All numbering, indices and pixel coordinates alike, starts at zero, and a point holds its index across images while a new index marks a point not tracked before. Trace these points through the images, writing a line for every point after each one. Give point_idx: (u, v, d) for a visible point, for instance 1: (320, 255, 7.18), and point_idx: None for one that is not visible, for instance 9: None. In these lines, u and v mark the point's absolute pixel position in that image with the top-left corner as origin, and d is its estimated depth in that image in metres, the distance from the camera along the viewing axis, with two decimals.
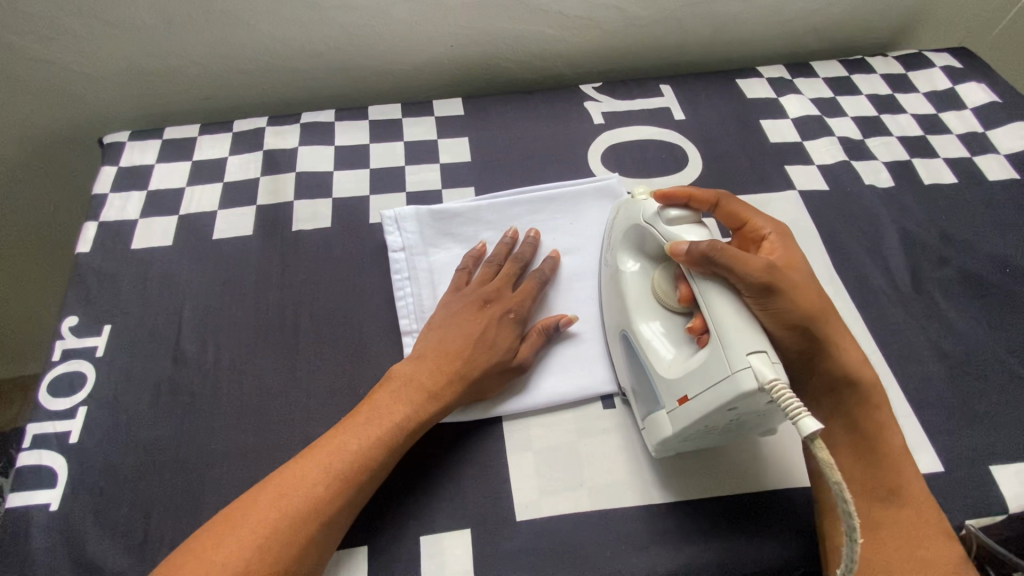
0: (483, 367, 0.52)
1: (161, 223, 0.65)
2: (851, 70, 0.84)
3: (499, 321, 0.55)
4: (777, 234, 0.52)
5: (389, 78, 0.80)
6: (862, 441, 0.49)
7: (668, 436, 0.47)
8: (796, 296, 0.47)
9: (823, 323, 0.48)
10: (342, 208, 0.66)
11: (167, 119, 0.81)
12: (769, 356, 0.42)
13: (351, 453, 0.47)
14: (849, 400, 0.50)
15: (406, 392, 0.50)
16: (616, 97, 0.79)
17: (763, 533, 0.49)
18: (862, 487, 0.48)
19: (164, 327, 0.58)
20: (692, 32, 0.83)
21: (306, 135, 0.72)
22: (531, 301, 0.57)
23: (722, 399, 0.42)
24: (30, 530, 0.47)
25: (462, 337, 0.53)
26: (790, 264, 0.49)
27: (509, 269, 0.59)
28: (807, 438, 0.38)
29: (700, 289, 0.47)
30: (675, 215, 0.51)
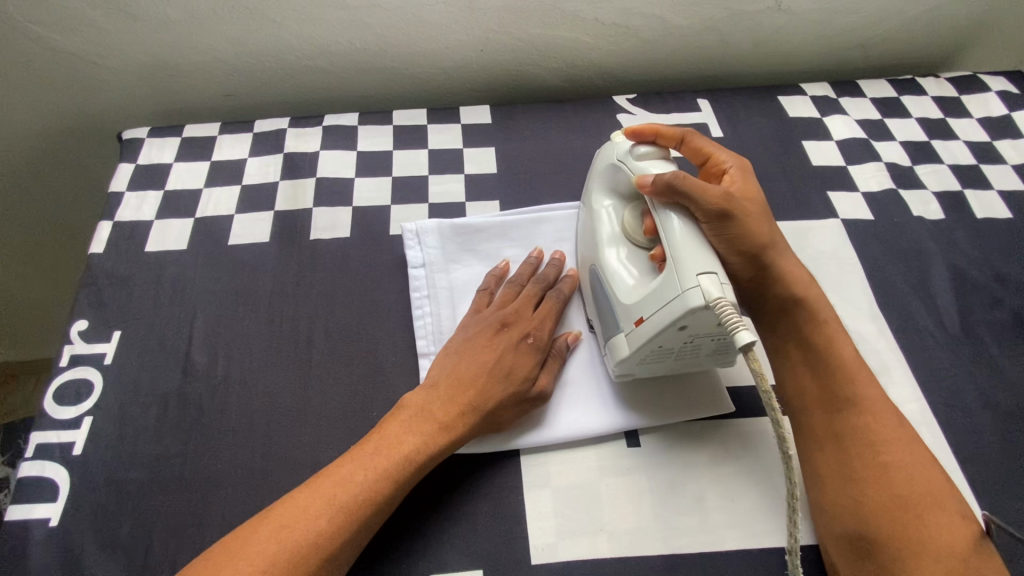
0: (498, 398, 0.49)
1: (177, 225, 0.63)
2: (900, 91, 0.80)
3: (516, 347, 0.52)
4: (739, 167, 0.54)
5: (416, 82, 0.78)
6: (814, 359, 0.50)
7: (624, 357, 0.48)
8: (745, 224, 0.49)
9: (772, 249, 0.51)
10: (362, 218, 0.64)
11: (187, 115, 0.79)
12: (718, 278, 0.43)
13: (357, 484, 0.44)
14: (800, 319, 0.52)
15: (418, 422, 0.48)
16: (650, 110, 0.75)
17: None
18: (820, 399, 0.49)
19: (174, 334, 0.56)
20: (734, 44, 0.79)
21: (329, 139, 0.70)
22: (553, 324, 0.55)
23: (672, 316, 0.43)
24: (28, 545, 0.46)
25: (477, 363, 0.50)
26: (746, 195, 0.52)
27: (531, 291, 0.56)
28: (743, 350, 0.41)
29: (660, 215, 0.48)
30: (645, 151, 0.52)
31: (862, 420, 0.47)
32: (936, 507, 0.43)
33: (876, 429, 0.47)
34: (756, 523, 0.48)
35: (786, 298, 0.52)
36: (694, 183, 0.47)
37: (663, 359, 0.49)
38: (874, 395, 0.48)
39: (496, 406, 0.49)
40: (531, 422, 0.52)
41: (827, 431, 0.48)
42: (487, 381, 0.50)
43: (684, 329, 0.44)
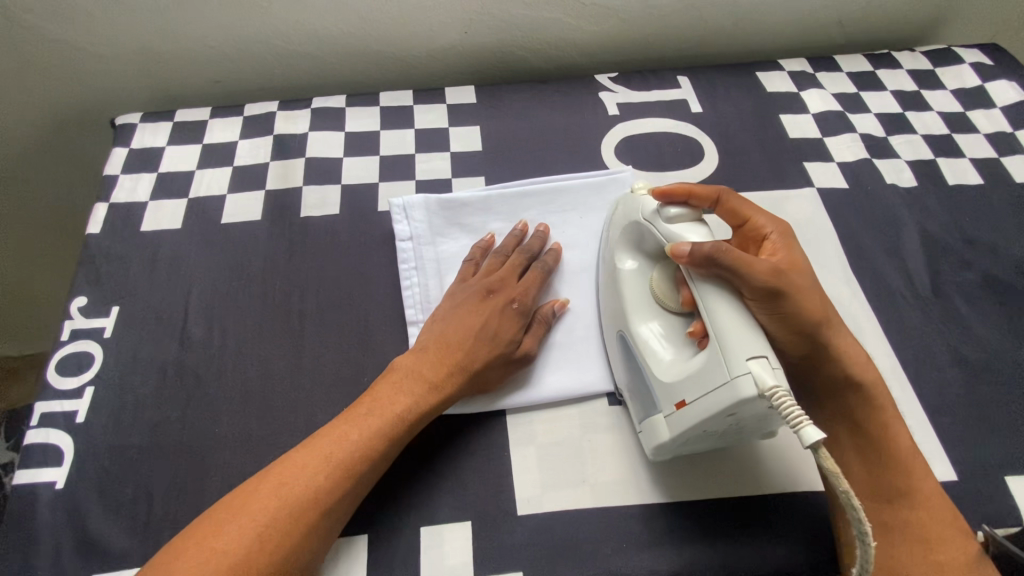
0: (484, 360, 0.51)
1: (171, 206, 0.65)
2: (876, 65, 0.82)
3: (501, 311, 0.54)
4: (779, 233, 0.51)
5: (402, 65, 0.79)
6: (863, 440, 0.49)
7: (665, 441, 0.47)
8: (796, 307, 0.46)
9: (827, 326, 0.48)
10: (351, 195, 0.66)
11: (177, 101, 0.81)
12: (769, 362, 0.41)
13: (351, 442, 0.46)
14: (851, 398, 0.49)
15: (409, 384, 0.50)
16: (631, 87, 0.77)
17: (769, 538, 0.48)
18: (870, 487, 0.48)
19: (171, 309, 0.58)
20: (714, 22, 0.80)
21: (317, 120, 0.71)
22: (537, 290, 0.57)
23: (721, 405, 0.41)
24: (36, 506, 0.48)
25: (464, 328, 0.52)
26: (793, 266, 0.48)
27: (516, 260, 0.58)
28: (811, 447, 0.38)
29: (703, 291, 0.45)
30: (675, 213, 0.50)
31: (905, 469, 0.47)
32: (952, 533, 0.45)
33: (911, 469, 0.47)
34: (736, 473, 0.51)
35: (840, 376, 0.49)
36: (739, 260, 0.44)
37: (705, 439, 0.47)
38: (897, 428, 0.48)
39: (484, 365, 0.51)
40: (517, 381, 0.55)
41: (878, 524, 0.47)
42: (477, 345, 0.52)
43: (732, 415, 0.42)
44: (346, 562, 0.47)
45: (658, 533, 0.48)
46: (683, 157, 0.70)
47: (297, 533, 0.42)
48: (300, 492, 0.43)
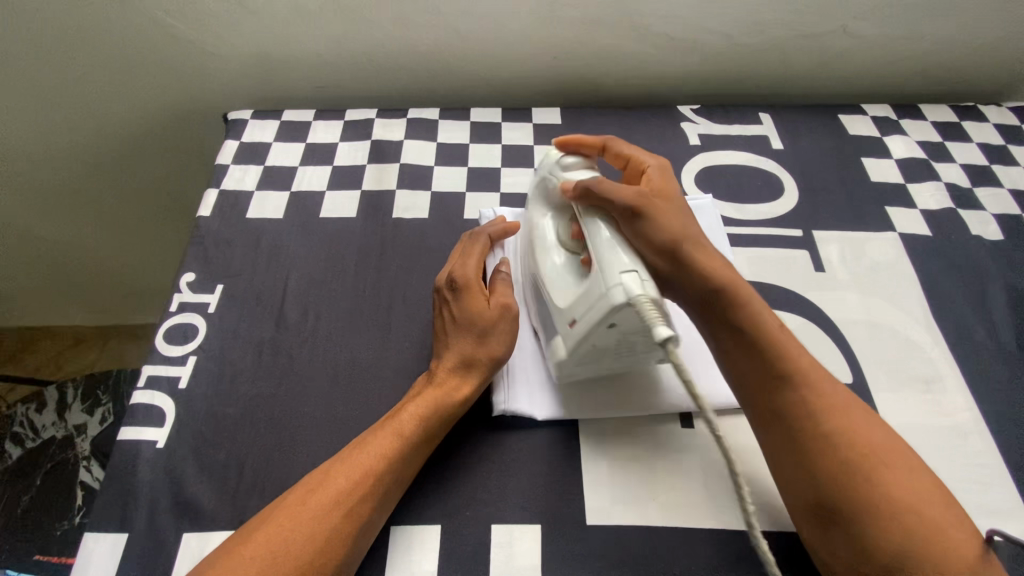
0: (465, 346, 0.53)
1: (275, 197, 0.69)
2: (962, 116, 0.82)
3: (446, 299, 0.56)
4: (656, 167, 0.56)
5: (492, 83, 0.84)
6: (759, 352, 0.47)
7: (562, 357, 0.50)
8: (653, 236, 0.49)
9: (691, 246, 0.51)
10: (440, 201, 0.69)
11: (280, 102, 0.87)
12: (640, 274, 0.44)
13: (371, 445, 0.49)
14: (731, 314, 0.49)
15: (421, 388, 0.53)
16: (712, 120, 0.79)
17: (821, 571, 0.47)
18: (775, 396, 0.46)
19: (269, 292, 0.62)
20: (798, 64, 0.82)
21: (412, 130, 0.75)
22: (474, 261, 0.57)
23: (600, 314, 0.45)
24: (138, 461, 0.51)
25: (438, 329, 0.56)
26: (663, 195, 0.53)
27: (461, 248, 0.60)
28: (664, 347, 0.41)
29: (586, 222, 0.50)
30: (568, 157, 0.55)
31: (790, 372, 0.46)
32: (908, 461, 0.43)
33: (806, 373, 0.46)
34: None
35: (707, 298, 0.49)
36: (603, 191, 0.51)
37: (599, 356, 0.51)
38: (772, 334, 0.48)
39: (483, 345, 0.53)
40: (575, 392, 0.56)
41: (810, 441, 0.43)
42: (469, 338, 0.53)
43: (613, 326, 0.46)
44: (421, 548, 0.48)
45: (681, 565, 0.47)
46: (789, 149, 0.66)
47: (364, 507, 0.46)
48: (346, 468, 0.47)
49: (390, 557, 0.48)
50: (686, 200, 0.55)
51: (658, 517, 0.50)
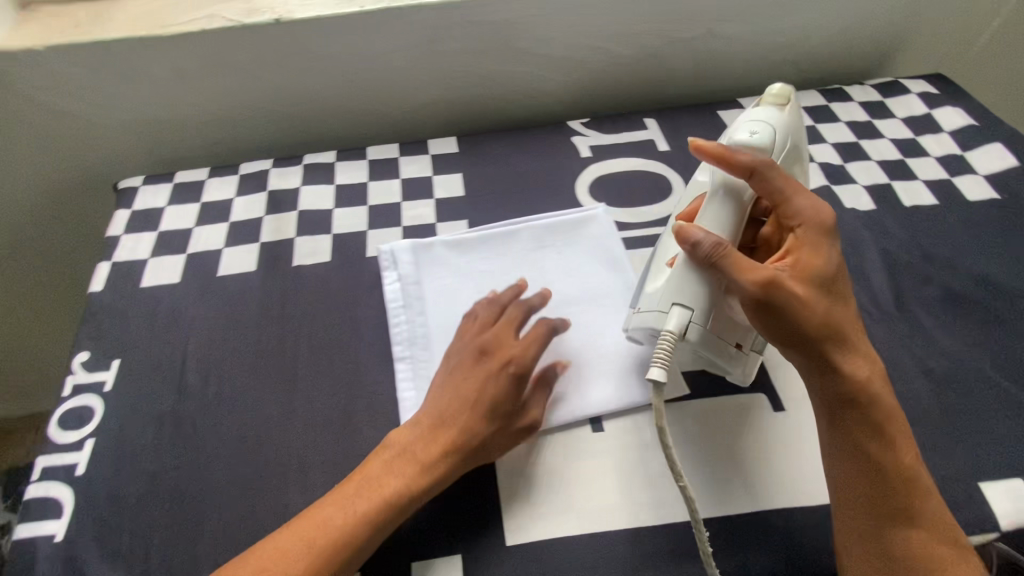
0: (479, 432, 0.50)
1: (171, 262, 0.68)
2: (830, 99, 0.88)
3: (494, 377, 0.52)
4: (807, 226, 0.49)
5: (388, 120, 0.85)
6: (862, 445, 0.46)
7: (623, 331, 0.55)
8: (807, 293, 0.46)
9: (831, 337, 0.47)
10: (341, 242, 0.69)
11: (176, 163, 0.85)
12: (693, 315, 0.48)
13: (337, 526, 0.46)
14: (857, 412, 0.47)
15: (400, 466, 0.49)
16: (602, 131, 0.82)
17: (732, 552, 0.49)
18: (864, 491, 0.46)
19: (170, 360, 0.60)
20: (675, 68, 0.87)
21: (308, 176, 0.76)
22: (537, 347, 0.54)
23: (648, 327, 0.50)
24: (34, 560, 0.49)
25: (456, 399, 0.51)
26: (805, 272, 0.47)
27: (511, 313, 0.56)
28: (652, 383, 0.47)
29: (688, 278, 0.49)
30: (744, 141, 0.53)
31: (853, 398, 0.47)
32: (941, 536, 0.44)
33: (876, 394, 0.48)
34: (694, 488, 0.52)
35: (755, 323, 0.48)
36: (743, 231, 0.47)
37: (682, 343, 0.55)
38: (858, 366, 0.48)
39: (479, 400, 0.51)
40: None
41: (875, 541, 0.45)
42: (460, 393, 0.52)
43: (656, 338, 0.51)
44: None
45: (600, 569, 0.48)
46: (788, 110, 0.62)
47: None
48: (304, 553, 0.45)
49: None
50: (840, 266, 0.49)
51: (575, 525, 0.50)
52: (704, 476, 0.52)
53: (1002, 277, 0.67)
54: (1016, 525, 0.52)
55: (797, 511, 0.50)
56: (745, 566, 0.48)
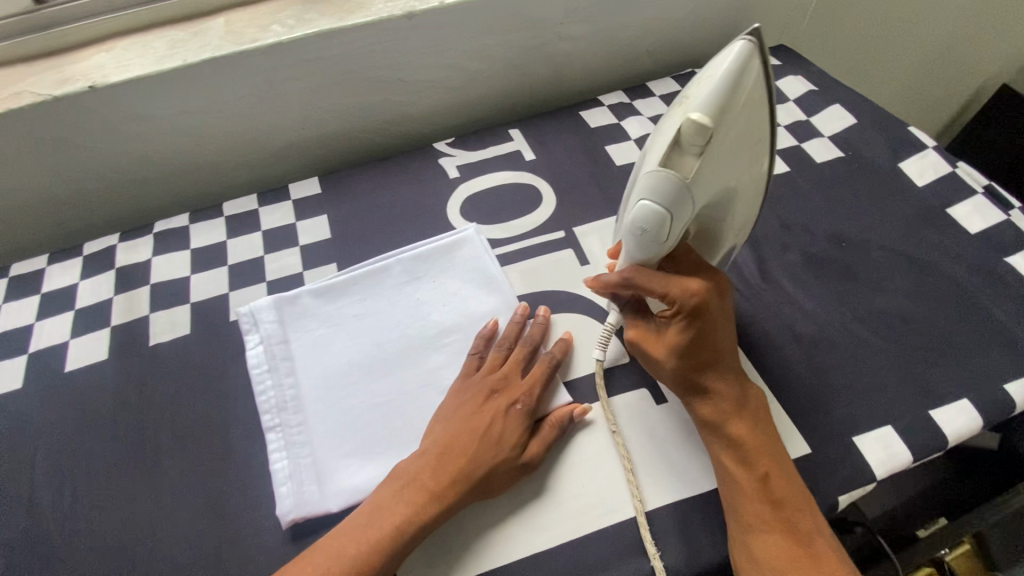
0: (487, 467, 0.49)
1: (9, 366, 0.62)
2: (684, 83, 0.91)
3: (505, 414, 0.52)
4: (674, 308, 0.51)
5: (247, 170, 0.81)
6: (733, 463, 0.50)
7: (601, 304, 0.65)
8: (675, 362, 0.52)
9: (699, 387, 0.52)
10: (201, 311, 0.65)
11: (17, 252, 0.78)
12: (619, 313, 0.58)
13: None
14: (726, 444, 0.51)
15: (387, 515, 0.47)
16: (468, 148, 0.81)
17: (629, 556, 0.49)
18: (729, 501, 0.49)
19: (15, 477, 0.55)
20: (533, 75, 0.88)
21: (160, 244, 0.71)
22: (541, 386, 0.55)
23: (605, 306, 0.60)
24: None
25: (468, 432, 0.51)
26: (669, 346, 0.52)
27: (518, 354, 0.57)
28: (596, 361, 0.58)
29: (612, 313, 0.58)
30: (653, 187, 0.47)
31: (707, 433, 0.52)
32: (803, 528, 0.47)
33: (731, 429, 0.51)
34: (587, 499, 0.52)
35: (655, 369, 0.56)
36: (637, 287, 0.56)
37: None
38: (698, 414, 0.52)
39: (501, 437, 0.51)
40: (362, 471, 0.53)
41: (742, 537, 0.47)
42: (469, 426, 0.51)
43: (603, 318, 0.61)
44: None
45: None
46: (726, 131, 0.45)
47: None
48: None
49: None
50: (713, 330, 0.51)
51: (471, 565, 0.49)
52: (597, 484, 0.53)
53: (853, 231, 0.71)
54: (889, 472, 0.53)
55: (685, 501, 0.52)
56: (644, 568, 0.49)
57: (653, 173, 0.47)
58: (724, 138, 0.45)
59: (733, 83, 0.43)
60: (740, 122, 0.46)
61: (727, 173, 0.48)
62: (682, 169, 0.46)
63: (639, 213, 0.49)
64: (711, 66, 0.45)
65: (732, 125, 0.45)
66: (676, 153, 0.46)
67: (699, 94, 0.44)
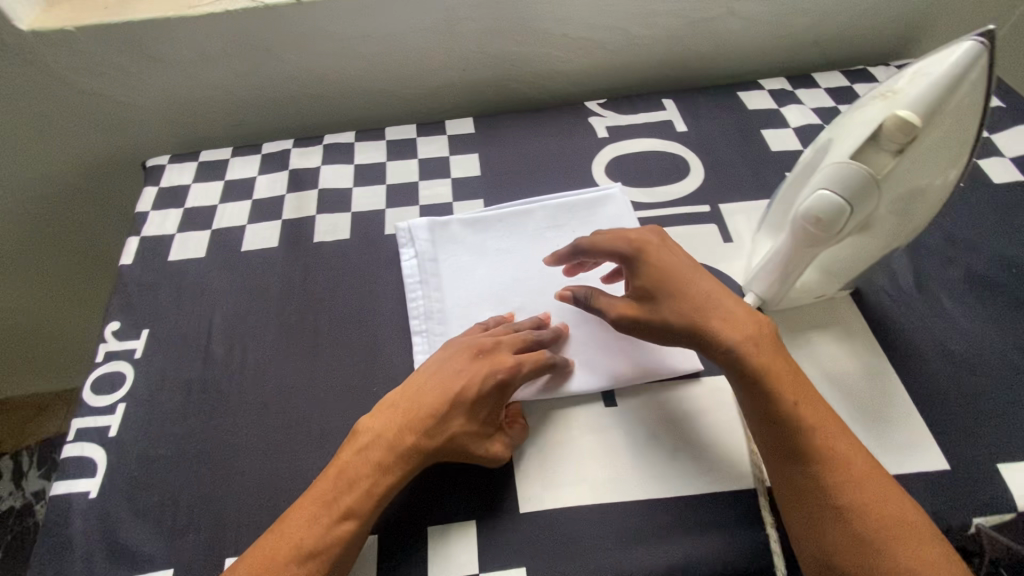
0: (452, 430, 0.48)
1: (196, 237, 0.70)
2: (852, 80, 0.86)
3: (484, 379, 0.50)
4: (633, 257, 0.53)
5: (406, 102, 0.86)
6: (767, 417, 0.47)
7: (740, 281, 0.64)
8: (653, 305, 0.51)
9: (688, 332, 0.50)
10: (360, 221, 0.70)
11: (200, 143, 0.87)
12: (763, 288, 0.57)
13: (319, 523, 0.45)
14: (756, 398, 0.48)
15: (355, 472, 0.47)
16: (619, 112, 0.82)
17: (747, 525, 0.49)
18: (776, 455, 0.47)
19: (196, 331, 0.62)
20: (695, 49, 0.86)
21: (329, 155, 0.77)
22: (530, 369, 0.53)
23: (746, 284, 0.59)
24: (70, 516, 0.51)
25: (440, 390, 0.50)
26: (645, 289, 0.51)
27: (523, 335, 0.55)
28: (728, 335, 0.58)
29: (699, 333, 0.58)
30: (834, 177, 0.45)
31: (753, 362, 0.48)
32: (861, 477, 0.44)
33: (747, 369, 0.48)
34: (709, 461, 0.52)
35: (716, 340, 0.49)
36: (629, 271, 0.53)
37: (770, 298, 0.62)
38: (784, 375, 0.48)
39: (474, 403, 0.49)
40: None
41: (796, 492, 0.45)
42: (442, 387, 0.50)
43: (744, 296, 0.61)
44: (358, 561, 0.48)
45: (614, 540, 0.48)
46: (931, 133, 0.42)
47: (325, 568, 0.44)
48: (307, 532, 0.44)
49: None
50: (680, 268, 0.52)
51: (586, 496, 0.51)
52: (721, 449, 0.52)
53: None
54: None
55: None
56: (762, 541, 0.48)
57: (837, 163, 0.45)
58: (926, 139, 0.42)
59: (951, 85, 0.41)
60: (948, 127, 0.43)
61: (919, 178, 0.44)
62: (872, 167, 0.44)
63: (814, 201, 0.46)
64: (928, 63, 0.43)
65: (940, 129, 0.42)
66: (870, 147, 0.43)
67: (912, 90, 0.42)
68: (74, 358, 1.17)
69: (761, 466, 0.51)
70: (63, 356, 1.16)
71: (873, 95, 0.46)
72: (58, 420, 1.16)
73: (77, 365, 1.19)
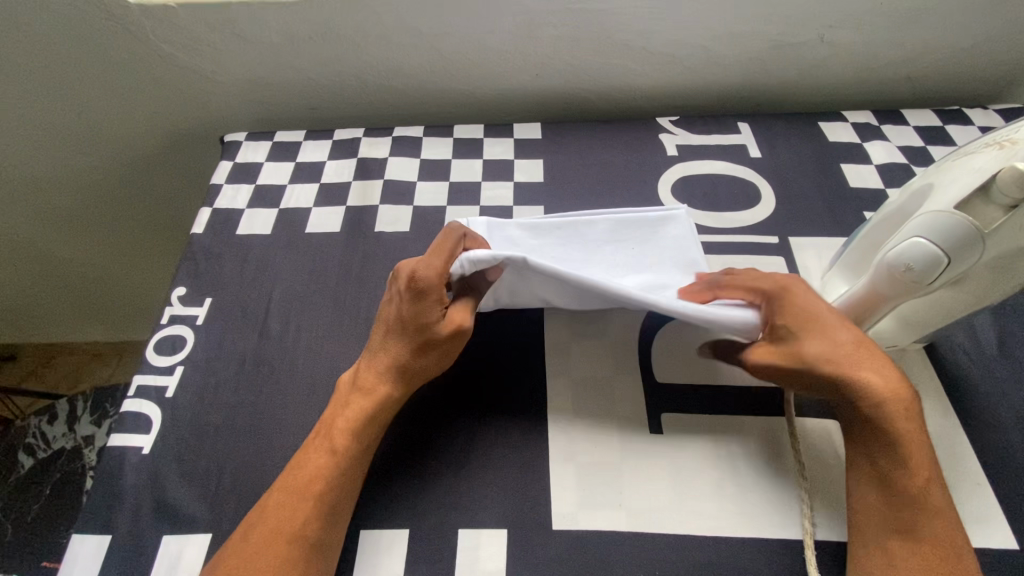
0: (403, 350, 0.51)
1: (264, 214, 0.72)
2: (945, 120, 0.81)
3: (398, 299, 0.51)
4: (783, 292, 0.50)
5: (476, 101, 0.87)
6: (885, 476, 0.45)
7: None
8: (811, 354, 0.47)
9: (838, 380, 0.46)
10: (421, 215, 0.71)
11: (275, 123, 0.90)
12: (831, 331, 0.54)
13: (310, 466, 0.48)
14: (879, 455, 0.45)
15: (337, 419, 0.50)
16: (691, 131, 0.80)
17: None
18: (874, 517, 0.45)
19: (255, 304, 0.64)
20: (777, 73, 0.83)
21: (397, 147, 0.78)
22: (432, 257, 0.50)
23: None
24: (123, 468, 0.54)
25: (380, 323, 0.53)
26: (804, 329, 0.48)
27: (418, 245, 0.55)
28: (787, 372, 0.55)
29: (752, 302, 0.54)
30: (934, 226, 0.43)
31: (896, 424, 0.45)
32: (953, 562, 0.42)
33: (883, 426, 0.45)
34: (755, 505, 0.50)
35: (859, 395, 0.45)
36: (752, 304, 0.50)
37: None
38: (915, 441, 0.45)
39: (400, 319, 0.51)
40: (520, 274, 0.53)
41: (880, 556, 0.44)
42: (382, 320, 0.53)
43: None
44: (386, 553, 0.48)
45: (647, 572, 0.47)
46: None
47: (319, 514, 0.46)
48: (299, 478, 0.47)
49: (357, 562, 0.48)
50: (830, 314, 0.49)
51: (622, 522, 0.49)
52: (767, 493, 0.50)
53: None
54: None
55: None
56: None
57: (939, 212, 0.43)
58: None
59: None
60: None
61: None
62: (978, 219, 0.42)
63: (908, 248, 0.44)
64: None
65: None
66: (978, 200, 0.42)
67: None
68: (135, 314, 1.24)
69: (808, 518, 0.48)
70: (126, 311, 1.23)
71: (984, 146, 0.45)
72: (111, 371, 1.22)
73: (139, 322, 1.26)
